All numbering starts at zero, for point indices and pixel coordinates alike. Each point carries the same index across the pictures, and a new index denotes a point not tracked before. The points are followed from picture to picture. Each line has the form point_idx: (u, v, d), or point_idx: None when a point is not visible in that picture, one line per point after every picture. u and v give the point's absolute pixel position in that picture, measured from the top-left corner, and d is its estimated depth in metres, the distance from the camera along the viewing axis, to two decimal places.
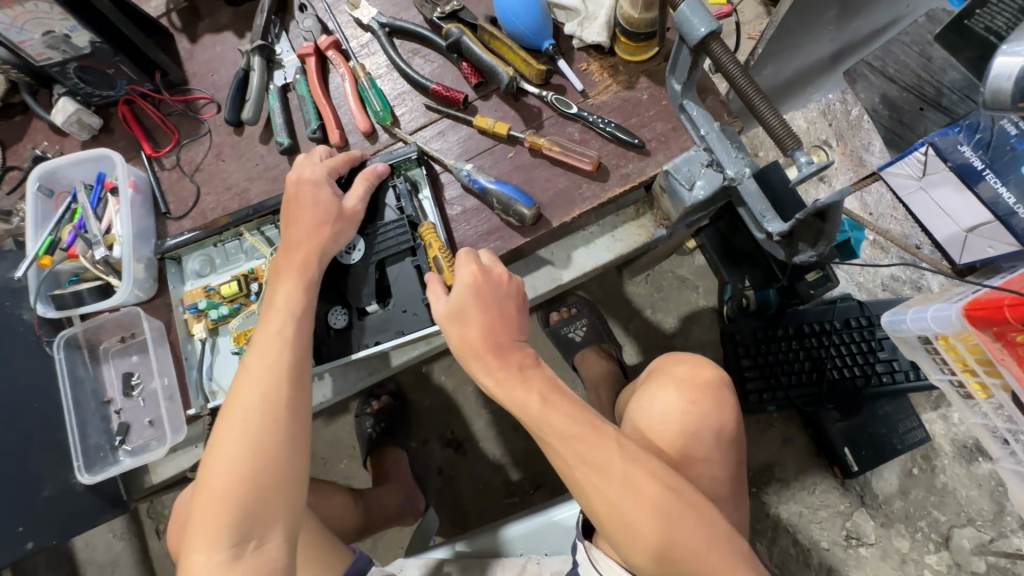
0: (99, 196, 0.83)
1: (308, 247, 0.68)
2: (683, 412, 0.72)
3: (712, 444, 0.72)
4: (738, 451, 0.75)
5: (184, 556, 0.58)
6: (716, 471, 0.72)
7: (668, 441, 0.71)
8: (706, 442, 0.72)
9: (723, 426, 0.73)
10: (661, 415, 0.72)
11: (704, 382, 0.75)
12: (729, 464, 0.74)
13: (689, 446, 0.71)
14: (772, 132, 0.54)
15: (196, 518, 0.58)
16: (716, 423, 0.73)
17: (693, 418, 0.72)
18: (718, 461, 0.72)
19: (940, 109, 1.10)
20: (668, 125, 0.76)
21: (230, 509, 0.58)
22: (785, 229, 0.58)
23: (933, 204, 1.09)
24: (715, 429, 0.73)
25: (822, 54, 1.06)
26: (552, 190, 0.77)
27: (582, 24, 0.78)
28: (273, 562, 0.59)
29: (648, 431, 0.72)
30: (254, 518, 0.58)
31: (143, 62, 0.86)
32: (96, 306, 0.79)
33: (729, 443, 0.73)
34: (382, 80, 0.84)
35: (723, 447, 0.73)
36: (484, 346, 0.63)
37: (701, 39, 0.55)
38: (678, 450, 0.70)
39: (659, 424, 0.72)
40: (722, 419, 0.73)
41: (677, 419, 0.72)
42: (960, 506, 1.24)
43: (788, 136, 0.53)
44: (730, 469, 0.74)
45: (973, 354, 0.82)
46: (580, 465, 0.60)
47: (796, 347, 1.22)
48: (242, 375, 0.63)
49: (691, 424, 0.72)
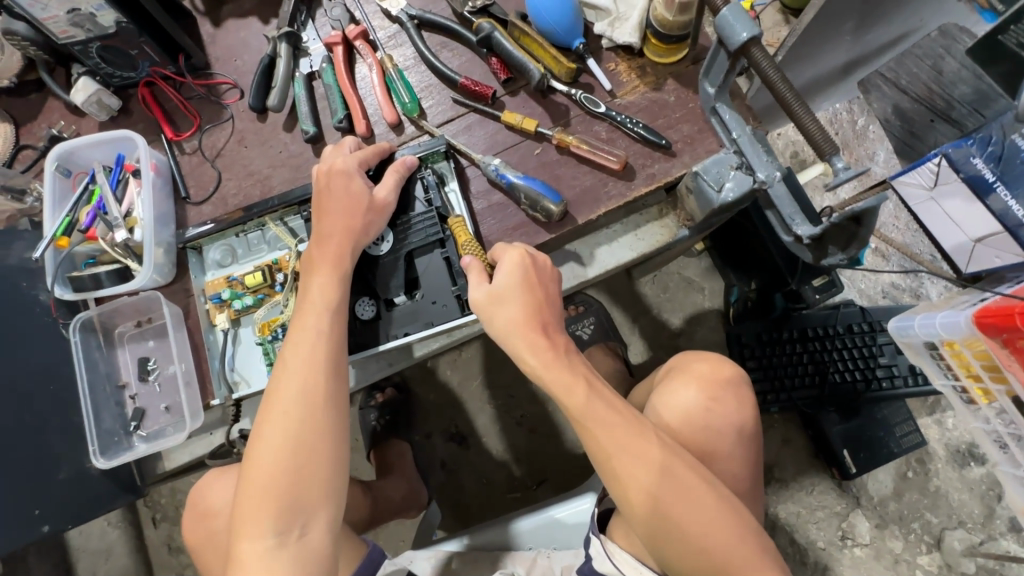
0: (119, 178, 0.82)
1: (340, 240, 0.67)
2: (708, 408, 0.73)
3: (734, 441, 0.74)
4: (755, 446, 0.77)
5: (233, 542, 0.60)
6: (737, 466, 0.74)
7: (693, 436, 0.72)
8: (726, 438, 0.73)
9: (743, 422, 0.75)
10: (687, 409, 0.73)
11: (725, 378, 0.76)
12: (748, 459, 0.76)
13: (711, 441, 0.73)
14: (810, 137, 0.55)
15: (242, 506, 0.60)
16: (736, 419, 0.74)
17: (715, 413, 0.73)
18: (738, 456, 0.74)
19: (950, 121, 1.04)
20: (694, 127, 0.77)
21: (273, 501, 0.59)
22: (815, 231, 0.58)
23: (943, 214, 0.95)
24: (735, 425, 0.74)
25: (836, 63, 1.07)
26: (578, 188, 0.78)
27: (613, 24, 0.78)
28: (317, 549, 0.60)
29: (670, 426, 0.73)
30: (300, 507, 0.60)
31: (168, 45, 0.85)
32: (114, 290, 0.79)
33: (748, 438, 0.75)
34: (409, 72, 0.85)
35: (743, 442, 0.75)
36: (531, 325, 0.64)
37: (743, 43, 0.56)
38: (702, 444, 0.72)
39: (683, 418, 0.73)
40: (743, 416, 0.75)
41: (702, 414, 0.73)
42: (952, 509, 1.27)
43: (826, 141, 0.54)
44: (749, 463, 0.75)
45: (978, 359, 0.85)
46: (618, 454, 0.62)
47: (799, 350, 1.24)
48: (280, 368, 0.63)
49: (714, 420, 0.73)
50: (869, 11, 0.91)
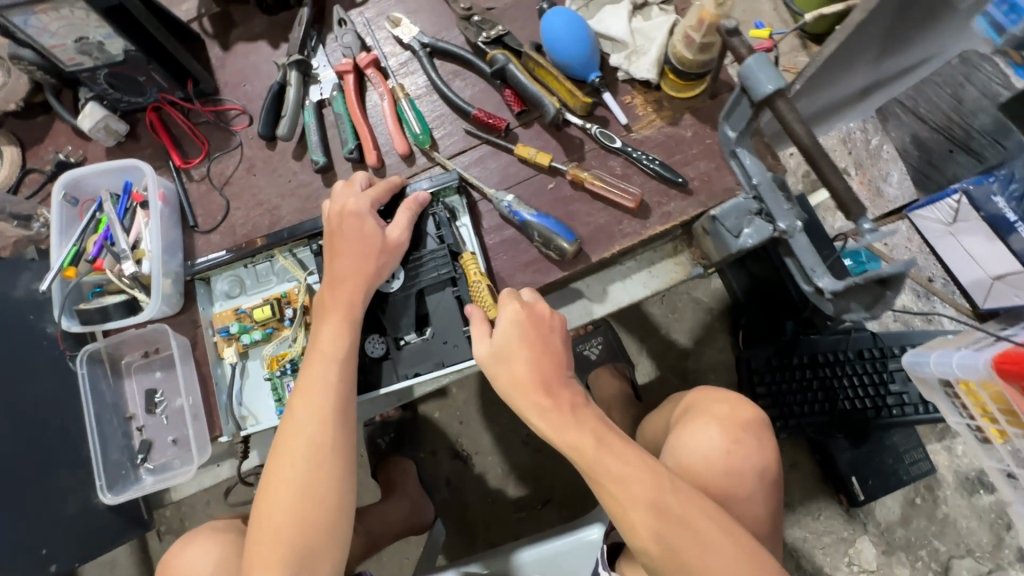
0: (126, 207, 0.81)
1: (353, 285, 0.67)
2: (729, 451, 0.72)
3: (755, 484, 0.73)
4: (777, 489, 0.76)
5: None
6: (758, 510, 0.73)
7: (714, 480, 0.71)
8: (748, 482, 0.72)
9: (765, 466, 0.74)
10: (707, 452, 0.72)
11: (746, 421, 0.76)
12: (770, 503, 0.74)
13: (733, 485, 0.71)
14: (836, 195, 0.53)
15: (253, 552, 0.63)
16: (759, 463, 0.73)
17: (737, 457, 0.72)
18: (760, 499, 0.73)
19: (970, 152, 1.08)
20: (712, 164, 0.76)
21: (281, 551, 0.61)
22: (837, 286, 0.58)
23: (963, 251, 1.08)
24: (757, 469, 0.73)
25: (854, 87, 1.03)
26: (593, 225, 0.77)
27: (630, 57, 0.77)
28: None
29: (690, 470, 0.72)
30: (306, 555, 0.62)
31: (176, 71, 0.83)
32: (123, 322, 0.78)
33: (771, 482, 0.74)
34: (420, 101, 0.83)
35: (766, 487, 0.73)
36: (536, 384, 0.63)
37: (767, 96, 0.55)
38: (723, 488, 0.71)
39: (704, 462, 0.72)
40: (764, 459, 0.74)
41: (722, 458, 0.72)
42: (960, 536, 1.26)
43: (854, 201, 0.53)
44: (771, 508, 0.74)
45: (994, 400, 0.84)
46: (635, 507, 0.61)
47: (809, 376, 1.21)
48: (290, 418, 0.65)
49: (735, 464, 0.72)
50: (888, 41, 0.89)
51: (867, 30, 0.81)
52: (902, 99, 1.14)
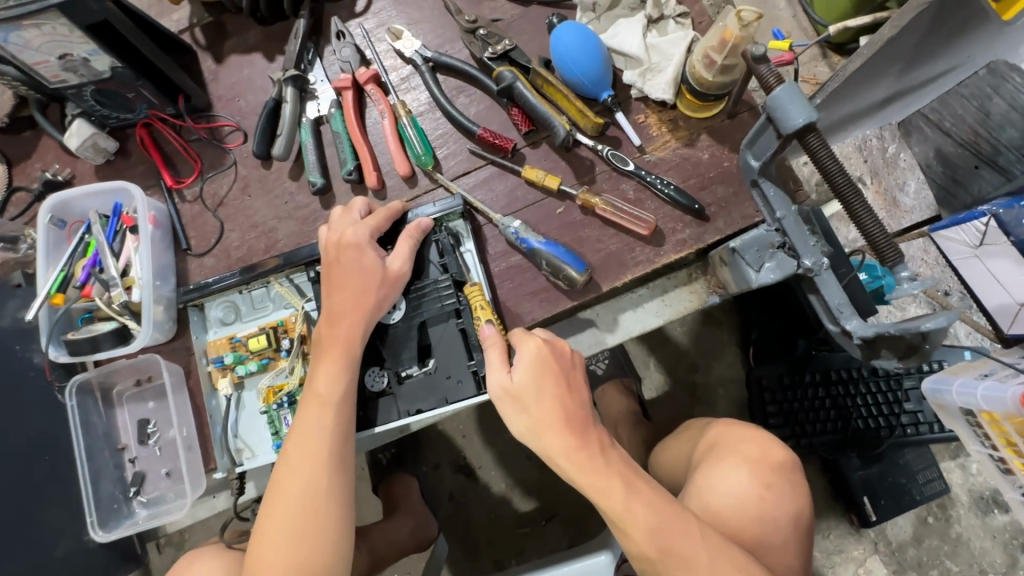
0: (116, 230, 0.78)
1: (351, 321, 0.65)
2: (759, 496, 0.71)
3: (784, 530, 0.72)
4: (808, 534, 0.75)
5: None
6: (791, 559, 0.72)
7: (745, 527, 0.70)
8: (780, 529, 0.71)
9: (797, 512, 0.73)
10: (737, 497, 0.71)
11: (776, 463, 0.75)
12: (802, 550, 0.73)
13: (764, 533, 0.70)
14: (873, 241, 0.53)
15: None
16: (789, 507, 0.72)
17: (768, 503, 0.71)
18: (793, 547, 0.72)
19: (995, 167, 1.01)
20: (730, 189, 0.72)
21: None
22: (868, 331, 0.55)
23: (987, 273, 0.98)
24: (789, 515, 0.72)
25: (875, 98, 0.99)
26: (604, 252, 0.73)
27: (645, 74, 0.73)
28: None
29: (720, 515, 0.70)
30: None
31: (166, 86, 0.79)
32: (113, 352, 0.75)
33: (802, 528, 0.73)
34: (423, 118, 0.79)
35: (799, 534, 0.73)
36: (562, 424, 0.60)
37: (797, 129, 0.51)
38: (755, 536, 0.70)
39: (734, 507, 0.70)
40: (792, 504, 0.73)
41: (751, 503, 0.71)
42: (972, 556, 1.24)
43: (889, 247, 0.52)
44: (803, 556, 0.73)
45: (1019, 432, 0.81)
46: (664, 557, 0.58)
47: (822, 395, 1.17)
48: (286, 461, 0.63)
49: (766, 510, 0.71)
50: (917, 53, 0.84)
51: (897, 43, 0.75)
52: (925, 112, 1.11)
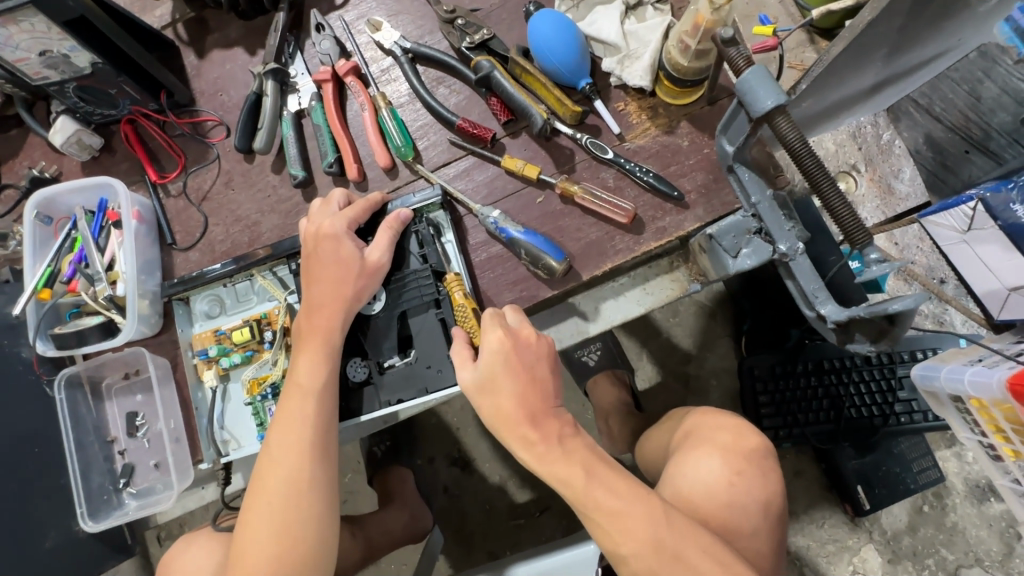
0: (101, 225, 0.78)
1: (331, 311, 0.66)
2: (730, 482, 0.73)
3: (755, 516, 0.73)
4: (781, 522, 0.77)
5: None
6: (760, 545, 0.73)
7: (714, 512, 0.72)
8: (750, 516, 0.73)
9: (768, 499, 0.75)
10: (708, 483, 0.73)
11: (748, 451, 0.77)
12: (772, 537, 0.75)
13: (733, 518, 0.72)
14: (843, 225, 0.53)
15: None
16: (760, 494, 0.74)
17: (738, 489, 0.73)
18: (763, 534, 0.74)
19: (987, 153, 1.03)
20: (710, 176, 0.72)
21: None
22: (841, 315, 0.55)
23: (976, 258, 1.01)
24: (760, 502, 0.74)
25: (864, 85, 0.97)
26: (583, 240, 0.73)
27: (623, 61, 0.73)
28: None
29: (691, 501, 0.72)
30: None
31: (148, 82, 0.80)
32: (100, 346, 0.76)
33: (774, 514, 0.75)
34: (403, 110, 0.79)
35: (769, 520, 0.74)
36: (521, 414, 0.61)
37: (767, 112, 0.52)
38: (725, 522, 0.72)
39: (704, 493, 0.72)
40: (765, 490, 0.75)
41: (723, 489, 0.73)
42: (969, 545, 1.21)
43: (859, 231, 0.53)
44: (773, 542, 0.74)
45: (1007, 418, 0.81)
46: (628, 541, 0.59)
47: (815, 384, 1.14)
48: (267, 452, 0.64)
49: (736, 496, 0.73)
50: (903, 38, 0.83)
51: (878, 26, 0.75)
52: (916, 98, 1.10)
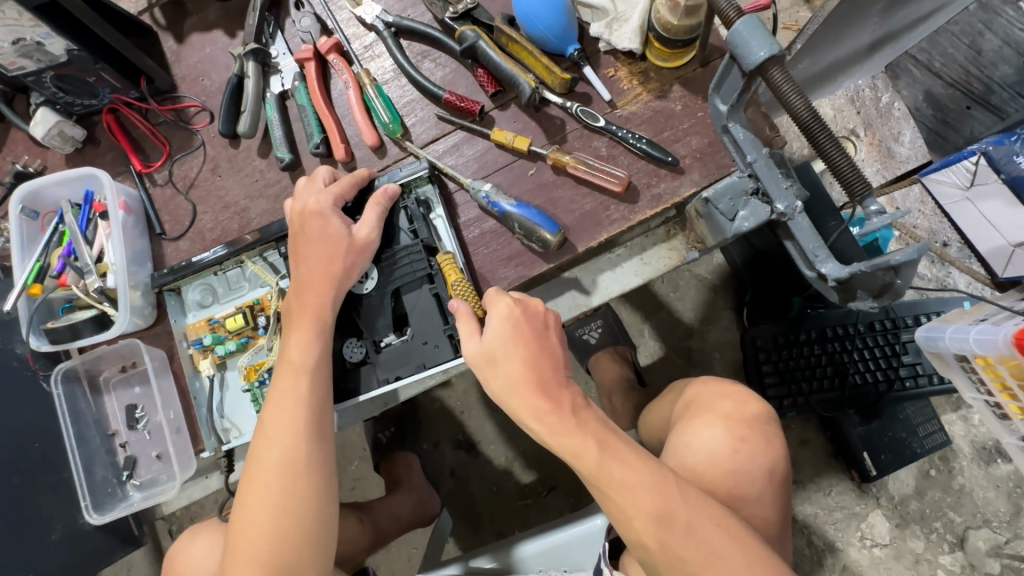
0: (88, 218, 0.77)
1: (319, 289, 0.65)
2: (734, 450, 0.73)
3: (760, 481, 0.73)
4: (786, 488, 0.76)
5: None
6: (768, 510, 0.73)
7: (719, 481, 0.71)
8: (755, 481, 0.73)
9: (772, 465, 0.75)
10: (711, 452, 0.73)
11: (750, 418, 0.76)
12: (779, 502, 0.74)
13: (738, 485, 0.72)
14: (840, 175, 0.52)
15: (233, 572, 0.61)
16: (766, 461, 0.74)
17: (741, 456, 0.73)
18: (769, 500, 0.73)
19: (988, 107, 1.03)
20: (705, 140, 0.70)
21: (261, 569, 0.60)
22: (842, 274, 0.54)
23: (979, 215, 1.02)
24: (764, 468, 0.74)
25: (861, 43, 0.95)
26: (577, 212, 0.71)
27: (611, 25, 0.70)
28: None
29: (694, 470, 0.72)
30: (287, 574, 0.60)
31: (128, 68, 0.78)
32: (93, 339, 0.75)
33: (778, 480, 0.75)
34: (389, 86, 0.77)
35: (774, 486, 0.74)
36: (532, 385, 0.59)
37: (760, 64, 0.50)
38: (729, 490, 0.71)
39: (707, 462, 0.72)
40: (770, 457, 0.75)
41: (726, 458, 0.72)
42: (976, 507, 1.21)
43: (859, 181, 0.51)
44: (779, 506, 0.74)
45: (1015, 377, 0.80)
46: (640, 514, 0.58)
47: (818, 351, 1.13)
48: (263, 434, 0.63)
49: (741, 463, 0.73)
50: None
51: None
52: (914, 53, 1.08)
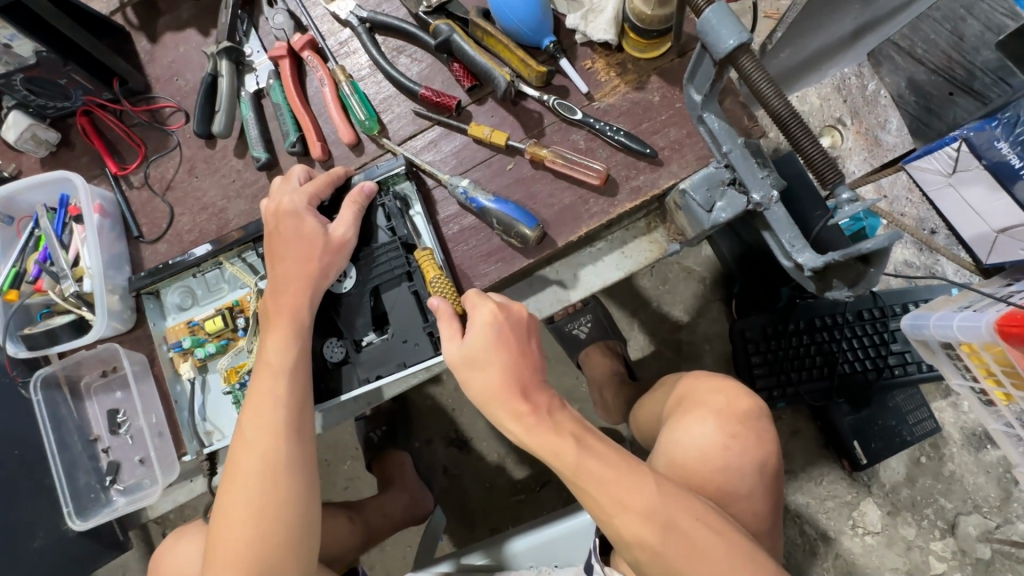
0: (63, 222, 0.76)
1: (297, 289, 0.65)
2: (723, 445, 0.73)
3: (750, 476, 0.73)
4: (776, 482, 0.76)
5: None
6: (758, 505, 0.73)
7: (709, 478, 0.71)
8: (745, 477, 0.73)
9: (763, 460, 0.74)
10: (701, 449, 0.72)
11: (742, 414, 0.76)
12: (769, 497, 0.74)
13: (728, 481, 0.72)
14: (812, 163, 0.51)
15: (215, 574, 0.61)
16: (756, 457, 0.74)
17: (732, 452, 0.73)
18: (760, 495, 0.73)
19: (971, 94, 0.98)
20: (684, 131, 0.69)
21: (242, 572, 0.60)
22: (819, 261, 0.54)
23: (963, 201, 1.02)
24: (754, 463, 0.73)
25: (842, 31, 0.94)
26: (556, 206, 0.71)
27: (586, 17, 0.70)
28: None
29: (683, 467, 0.72)
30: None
31: (99, 69, 0.77)
32: (72, 344, 0.75)
33: (769, 475, 0.74)
34: (365, 83, 0.76)
35: (764, 480, 0.74)
36: (509, 390, 0.59)
37: (730, 52, 0.49)
38: (719, 486, 0.71)
39: (697, 459, 0.72)
40: (760, 452, 0.74)
41: (716, 454, 0.72)
42: (967, 493, 1.21)
43: (830, 168, 0.51)
44: (770, 500, 0.74)
45: (999, 362, 0.80)
46: (622, 513, 0.58)
47: (807, 342, 1.12)
48: (242, 437, 0.63)
49: (731, 459, 0.72)
50: None
51: None
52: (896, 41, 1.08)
